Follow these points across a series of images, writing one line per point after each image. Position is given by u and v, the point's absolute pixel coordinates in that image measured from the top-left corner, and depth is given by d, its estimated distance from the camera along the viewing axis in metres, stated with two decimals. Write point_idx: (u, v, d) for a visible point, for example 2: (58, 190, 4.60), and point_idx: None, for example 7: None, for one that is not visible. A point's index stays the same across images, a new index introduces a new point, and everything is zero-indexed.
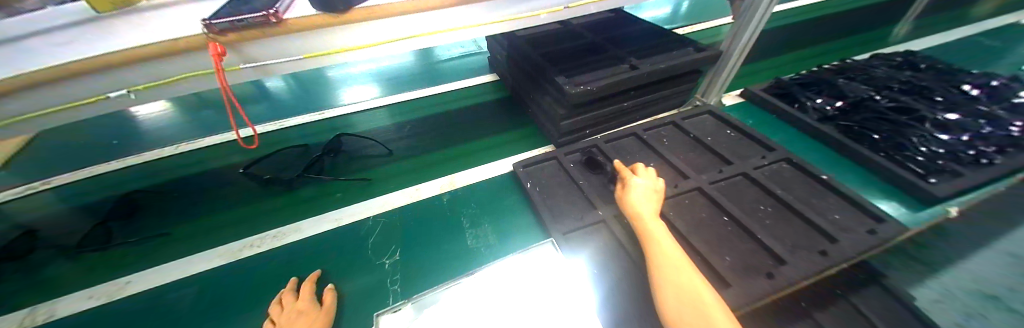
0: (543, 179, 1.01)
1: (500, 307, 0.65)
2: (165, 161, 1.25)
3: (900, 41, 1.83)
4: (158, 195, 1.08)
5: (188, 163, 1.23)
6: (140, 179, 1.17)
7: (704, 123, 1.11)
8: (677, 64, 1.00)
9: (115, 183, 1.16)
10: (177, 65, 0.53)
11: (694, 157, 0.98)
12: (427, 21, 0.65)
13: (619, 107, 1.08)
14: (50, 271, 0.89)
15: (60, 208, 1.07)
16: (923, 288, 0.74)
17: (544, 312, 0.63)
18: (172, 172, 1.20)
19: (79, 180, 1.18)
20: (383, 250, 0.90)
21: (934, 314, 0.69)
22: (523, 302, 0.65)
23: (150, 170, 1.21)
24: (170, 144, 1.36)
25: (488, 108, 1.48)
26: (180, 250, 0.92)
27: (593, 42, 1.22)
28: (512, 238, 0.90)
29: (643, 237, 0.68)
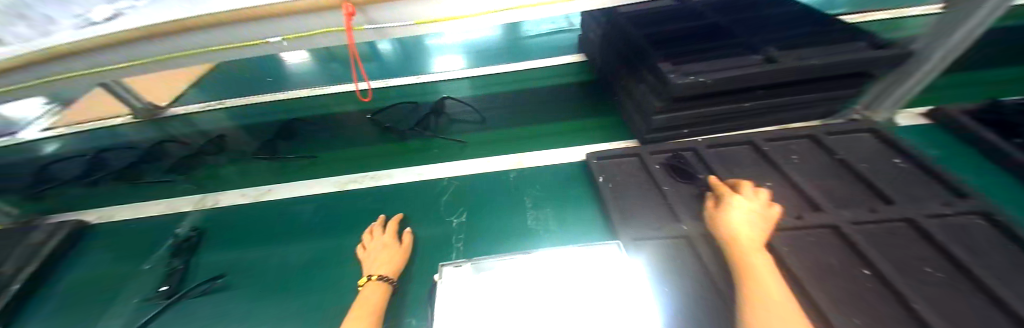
0: (619, 176, 0.92)
1: (543, 295, 0.60)
2: (299, 103, 1.55)
3: None
4: (310, 123, 1.40)
5: (314, 106, 1.50)
6: (284, 114, 1.49)
7: (855, 146, 0.87)
8: (836, 63, 0.79)
9: (268, 115, 1.49)
10: (319, 21, 0.62)
11: (833, 185, 0.78)
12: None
13: (735, 107, 0.91)
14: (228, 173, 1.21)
15: (237, 128, 1.44)
16: None
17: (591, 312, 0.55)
18: (304, 112, 1.48)
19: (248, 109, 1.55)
20: (451, 210, 0.95)
21: None
22: (568, 297, 0.59)
23: (290, 108, 1.52)
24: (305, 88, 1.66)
25: (571, 90, 1.42)
26: (301, 175, 1.14)
27: (715, 26, 1.03)
28: (571, 228, 0.85)
29: (744, 270, 0.57)
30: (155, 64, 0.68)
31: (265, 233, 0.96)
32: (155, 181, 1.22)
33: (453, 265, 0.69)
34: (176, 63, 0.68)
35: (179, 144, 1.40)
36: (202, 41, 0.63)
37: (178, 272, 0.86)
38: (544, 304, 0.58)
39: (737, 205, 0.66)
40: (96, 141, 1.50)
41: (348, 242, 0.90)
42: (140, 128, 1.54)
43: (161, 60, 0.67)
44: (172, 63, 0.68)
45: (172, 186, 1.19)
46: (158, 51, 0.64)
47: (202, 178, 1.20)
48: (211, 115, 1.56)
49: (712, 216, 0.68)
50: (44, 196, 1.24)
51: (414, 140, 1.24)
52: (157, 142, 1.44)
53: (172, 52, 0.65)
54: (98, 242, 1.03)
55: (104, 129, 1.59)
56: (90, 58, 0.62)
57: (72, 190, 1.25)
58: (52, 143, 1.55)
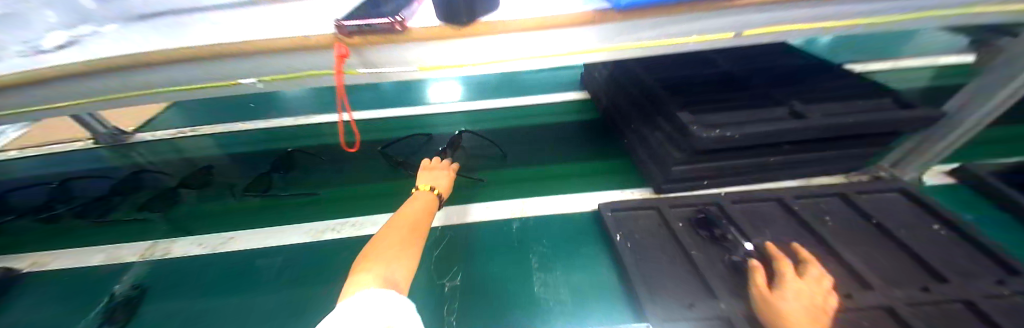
0: (637, 234, 0.83)
1: None
2: (288, 134, 1.46)
3: None
4: (311, 156, 1.28)
5: (304, 139, 1.41)
6: (267, 147, 1.37)
7: (891, 208, 0.80)
8: (871, 121, 0.74)
9: (254, 146, 1.39)
10: (306, 59, 0.52)
11: (875, 254, 0.71)
12: (554, 42, 0.53)
13: (760, 161, 0.85)
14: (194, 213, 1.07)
15: (211, 159, 1.32)
16: None
17: None
18: (291, 144, 1.38)
19: (230, 138, 1.44)
20: (444, 271, 0.83)
21: None
22: None
23: (277, 139, 1.41)
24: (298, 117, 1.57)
25: (575, 129, 1.35)
26: (275, 219, 1.00)
27: (731, 73, 1.00)
28: (586, 297, 0.74)
29: None
30: (108, 101, 0.57)
31: (219, 291, 0.80)
32: (127, 219, 1.06)
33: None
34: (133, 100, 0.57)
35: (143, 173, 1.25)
36: (161, 79, 0.52)
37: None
38: None
39: (796, 290, 0.58)
40: (48, 169, 1.34)
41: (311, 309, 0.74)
42: (101, 155, 1.39)
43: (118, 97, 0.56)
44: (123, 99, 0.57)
45: (123, 228, 1.04)
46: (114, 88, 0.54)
47: (158, 221, 1.05)
48: (187, 144, 1.44)
49: (762, 294, 0.60)
50: None
51: (406, 180, 1.13)
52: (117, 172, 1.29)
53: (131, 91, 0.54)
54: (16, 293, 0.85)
55: (58, 153, 1.43)
56: (27, 95, 0.51)
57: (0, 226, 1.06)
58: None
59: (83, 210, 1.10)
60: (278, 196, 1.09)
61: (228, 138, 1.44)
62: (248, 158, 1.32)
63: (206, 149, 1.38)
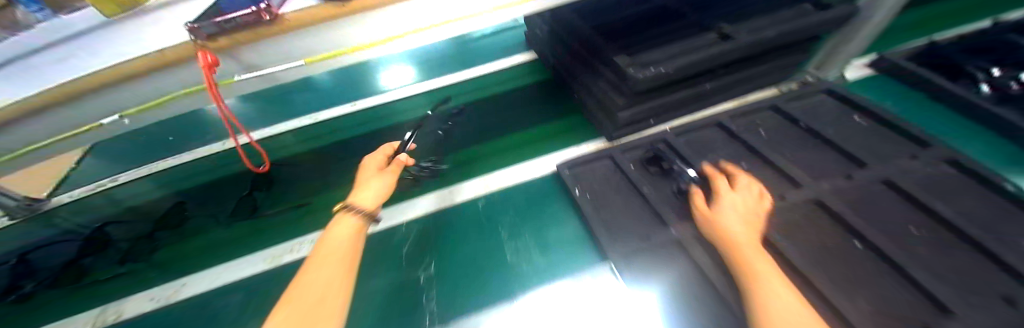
0: (595, 185, 0.85)
1: None
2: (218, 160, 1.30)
3: None
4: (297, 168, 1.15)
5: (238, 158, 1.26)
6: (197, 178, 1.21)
7: (818, 109, 0.85)
8: (791, 30, 0.76)
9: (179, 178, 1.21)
10: (164, 80, 0.47)
11: (807, 156, 0.75)
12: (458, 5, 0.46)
13: (698, 90, 0.87)
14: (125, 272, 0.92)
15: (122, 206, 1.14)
16: None
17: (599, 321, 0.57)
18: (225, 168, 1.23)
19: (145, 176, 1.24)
20: (417, 263, 0.82)
21: None
22: None
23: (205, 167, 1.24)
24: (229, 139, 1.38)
25: (527, 93, 1.31)
26: (229, 251, 0.93)
27: (665, 6, 0.98)
28: (558, 256, 0.77)
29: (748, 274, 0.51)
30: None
31: None
32: (105, 277, 0.91)
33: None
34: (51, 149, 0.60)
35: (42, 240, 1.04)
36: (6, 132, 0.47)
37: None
38: None
39: (731, 201, 0.62)
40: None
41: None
42: None
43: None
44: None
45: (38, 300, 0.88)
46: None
47: (75, 289, 0.89)
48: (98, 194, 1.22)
49: (702, 211, 0.64)
50: None
51: (359, 182, 1.07)
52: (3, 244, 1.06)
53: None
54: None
55: None
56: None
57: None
58: None
59: None
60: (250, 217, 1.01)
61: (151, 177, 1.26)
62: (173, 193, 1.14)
63: (120, 195, 1.19)
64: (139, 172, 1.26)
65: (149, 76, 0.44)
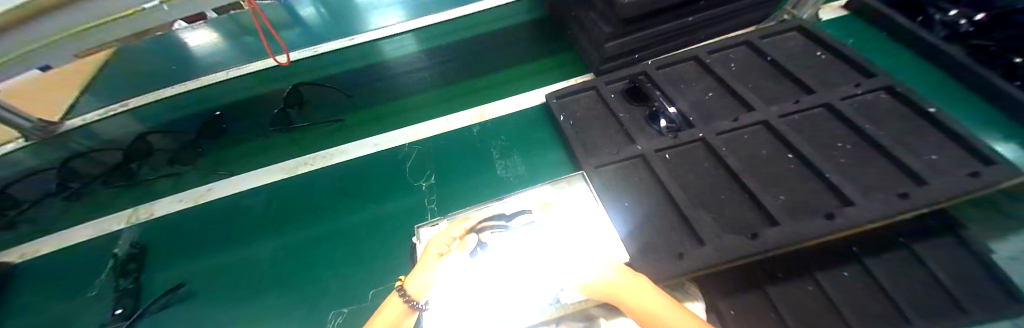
0: (579, 112, 0.94)
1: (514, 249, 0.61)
2: None
3: None
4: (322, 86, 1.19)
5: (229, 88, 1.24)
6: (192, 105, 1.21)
7: (787, 46, 0.92)
8: None
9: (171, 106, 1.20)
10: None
11: (765, 86, 0.84)
12: None
13: (680, 24, 0.92)
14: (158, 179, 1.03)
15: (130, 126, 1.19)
16: (1003, 242, 0.65)
17: (561, 254, 0.59)
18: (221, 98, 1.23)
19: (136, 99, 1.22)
20: (419, 174, 0.94)
21: (1008, 267, 0.62)
22: (541, 247, 0.60)
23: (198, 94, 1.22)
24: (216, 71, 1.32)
25: (522, 31, 1.34)
26: (244, 165, 1.03)
27: None
28: (543, 170, 0.89)
29: None
30: (28, 58, 0.54)
31: (222, 233, 0.89)
32: (151, 178, 1.03)
33: (431, 225, 0.71)
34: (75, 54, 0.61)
35: (49, 156, 1.07)
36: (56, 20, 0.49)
37: (130, 292, 0.79)
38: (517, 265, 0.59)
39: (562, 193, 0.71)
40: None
41: (313, 226, 0.87)
42: None
43: (29, 53, 0.53)
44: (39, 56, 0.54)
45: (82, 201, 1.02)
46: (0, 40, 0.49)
47: (113, 193, 1.02)
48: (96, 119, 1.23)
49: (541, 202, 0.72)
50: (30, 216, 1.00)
51: (358, 109, 1.14)
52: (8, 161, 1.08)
53: (33, 42, 0.52)
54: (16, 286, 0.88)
55: None
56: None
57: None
58: None
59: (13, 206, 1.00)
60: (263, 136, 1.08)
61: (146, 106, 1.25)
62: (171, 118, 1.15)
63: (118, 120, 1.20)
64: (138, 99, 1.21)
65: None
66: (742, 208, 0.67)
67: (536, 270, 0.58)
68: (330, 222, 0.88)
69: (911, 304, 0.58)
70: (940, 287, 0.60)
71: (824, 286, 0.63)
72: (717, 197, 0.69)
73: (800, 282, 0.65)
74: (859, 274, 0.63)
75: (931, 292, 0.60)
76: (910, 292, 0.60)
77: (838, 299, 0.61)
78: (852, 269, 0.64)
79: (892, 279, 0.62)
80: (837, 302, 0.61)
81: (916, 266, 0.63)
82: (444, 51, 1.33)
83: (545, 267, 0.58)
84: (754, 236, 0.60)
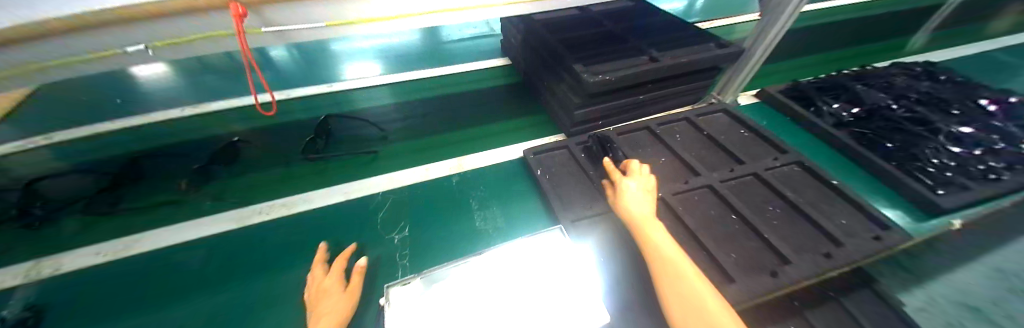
0: (554, 167, 1.01)
1: (491, 305, 0.62)
2: (165, 129, 1.20)
3: (931, 48, 1.73)
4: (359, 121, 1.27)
5: (188, 132, 1.19)
6: (139, 146, 1.13)
7: (722, 123, 1.11)
8: (697, 59, 0.99)
9: (109, 147, 1.12)
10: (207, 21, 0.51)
11: (706, 155, 0.98)
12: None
13: (633, 100, 1.07)
14: (73, 224, 0.88)
15: (58, 166, 1.06)
16: (906, 294, 0.77)
17: (545, 312, 0.61)
18: (175, 141, 1.15)
19: (83, 140, 1.15)
20: (391, 226, 0.90)
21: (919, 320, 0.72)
22: (524, 305, 0.62)
23: (154, 134, 1.18)
24: (174, 107, 1.29)
25: (497, 93, 1.47)
26: (189, 213, 0.93)
27: (611, 31, 1.19)
28: (520, 223, 0.91)
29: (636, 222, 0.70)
30: None
31: (149, 291, 0.76)
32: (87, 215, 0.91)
33: (401, 285, 0.66)
34: None
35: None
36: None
37: None
38: (493, 320, 0.60)
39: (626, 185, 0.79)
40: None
41: (270, 279, 0.78)
42: None
43: None
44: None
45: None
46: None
47: (22, 234, 0.86)
48: (14, 158, 1.09)
49: (529, 250, 0.73)
50: None
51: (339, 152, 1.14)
52: None
53: None
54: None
55: None
56: None
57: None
58: None
59: None
60: (222, 182, 1.01)
61: (76, 148, 1.12)
62: (114, 160, 1.07)
63: (41, 161, 1.08)
64: (88, 130, 1.19)
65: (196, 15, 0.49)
66: (702, 264, 0.72)
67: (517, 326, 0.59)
68: (289, 275, 0.79)
69: None
70: None
71: None
72: None
73: None
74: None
75: None
76: None
77: None
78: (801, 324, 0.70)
79: None
80: None
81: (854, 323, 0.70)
82: (422, 103, 1.40)
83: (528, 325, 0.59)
84: None
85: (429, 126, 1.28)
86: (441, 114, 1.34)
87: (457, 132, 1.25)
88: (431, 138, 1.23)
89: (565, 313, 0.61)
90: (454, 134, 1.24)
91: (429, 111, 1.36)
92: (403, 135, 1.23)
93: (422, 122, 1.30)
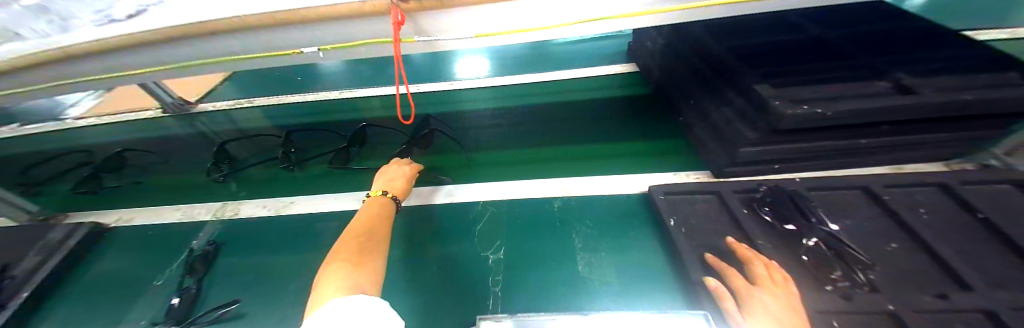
0: (692, 217, 0.78)
1: None
2: (322, 107, 1.43)
3: None
4: (510, 121, 1.27)
5: (338, 112, 1.39)
6: (304, 118, 1.37)
7: (1001, 201, 0.70)
8: (988, 96, 0.63)
9: (286, 115, 1.39)
10: (348, 31, 0.52)
11: (979, 255, 0.61)
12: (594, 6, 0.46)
13: (842, 144, 0.75)
14: (254, 178, 1.10)
15: (252, 126, 1.35)
16: None
17: None
18: (327, 118, 1.36)
19: (272, 107, 1.45)
20: (489, 243, 0.85)
21: None
22: None
23: (315, 110, 1.41)
24: (332, 90, 1.54)
25: (616, 106, 1.28)
26: (326, 186, 1.05)
27: (808, 44, 0.88)
28: (638, 279, 0.73)
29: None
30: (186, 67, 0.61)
31: (280, 252, 0.86)
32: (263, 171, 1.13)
33: (492, 319, 0.60)
34: (198, 69, 0.62)
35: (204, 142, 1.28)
36: (217, 49, 0.55)
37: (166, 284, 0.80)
38: None
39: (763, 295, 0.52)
40: (107, 135, 1.39)
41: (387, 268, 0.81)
42: (158, 121, 1.44)
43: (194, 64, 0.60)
44: (194, 69, 0.63)
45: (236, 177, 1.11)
46: (168, 59, 0.57)
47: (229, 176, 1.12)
48: (229, 115, 1.43)
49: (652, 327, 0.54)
50: (152, 187, 1.12)
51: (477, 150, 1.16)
52: (171, 140, 1.32)
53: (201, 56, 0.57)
54: (104, 248, 0.94)
55: (128, 119, 1.49)
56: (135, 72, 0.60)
57: (75, 191, 1.12)
58: (65, 132, 1.46)
59: (151, 175, 1.17)
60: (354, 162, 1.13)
61: (267, 112, 1.42)
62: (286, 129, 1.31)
63: (244, 119, 1.39)
64: (277, 100, 1.49)
65: (337, 23, 0.50)
66: None
67: None
68: (402, 269, 0.80)
69: None
70: None
71: None
72: None
73: None
74: None
75: None
76: None
77: None
78: None
79: None
80: None
81: None
82: (532, 109, 1.33)
83: None
84: None
85: (538, 136, 1.19)
86: (550, 123, 1.24)
87: (566, 146, 1.14)
88: (538, 149, 1.14)
89: None
90: (560, 149, 1.13)
91: (538, 118, 1.27)
92: (511, 142, 1.18)
93: (531, 130, 1.22)
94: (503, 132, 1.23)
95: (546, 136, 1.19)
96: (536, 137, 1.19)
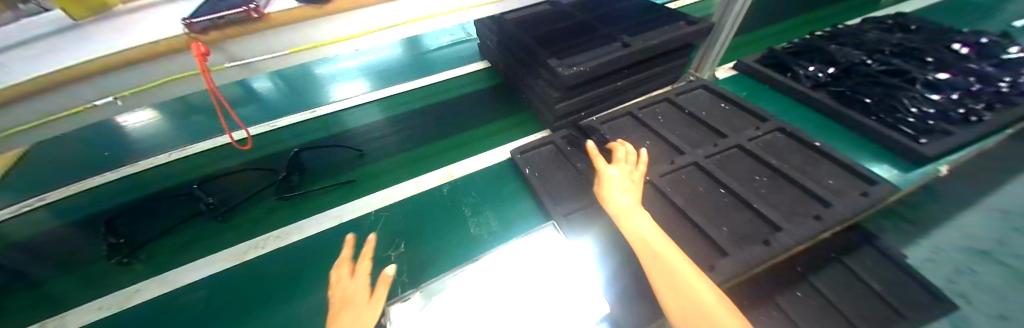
0: (542, 164, 1.01)
1: (498, 294, 0.62)
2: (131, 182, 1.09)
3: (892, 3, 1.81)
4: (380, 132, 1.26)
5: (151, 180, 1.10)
6: (115, 201, 1.03)
7: (701, 100, 1.13)
8: (667, 39, 1.04)
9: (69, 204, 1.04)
10: (124, 78, 0.45)
11: (688, 133, 1.01)
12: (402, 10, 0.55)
13: (612, 87, 1.09)
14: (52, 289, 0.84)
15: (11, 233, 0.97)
16: (914, 248, 0.79)
17: (544, 296, 0.62)
18: (139, 191, 1.06)
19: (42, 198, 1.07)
20: (387, 243, 0.89)
21: (924, 271, 0.75)
22: (520, 287, 0.63)
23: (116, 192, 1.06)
24: (140, 159, 1.17)
25: (481, 98, 1.40)
26: (170, 261, 0.88)
27: (581, 23, 1.22)
28: (515, 223, 0.92)
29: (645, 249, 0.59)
30: None
31: None
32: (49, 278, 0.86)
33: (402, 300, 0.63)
34: None
35: None
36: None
37: None
38: (498, 305, 0.61)
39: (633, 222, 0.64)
40: None
41: (288, 305, 0.78)
42: None
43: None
44: None
45: (78, 273, 0.86)
46: None
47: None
48: None
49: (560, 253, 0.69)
50: None
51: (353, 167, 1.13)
52: None
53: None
54: None
55: None
56: None
57: None
58: None
59: None
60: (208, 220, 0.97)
61: (48, 206, 1.04)
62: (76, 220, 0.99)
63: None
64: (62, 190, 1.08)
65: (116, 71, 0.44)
66: (693, 239, 0.75)
67: (518, 310, 0.60)
68: (309, 300, 0.79)
69: (896, 300, 0.68)
70: (911, 277, 0.71)
71: (823, 291, 0.72)
72: (674, 234, 0.76)
73: (796, 289, 0.73)
74: (843, 273, 0.74)
75: (907, 281, 0.71)
76: (889, 283, 0.71)
77: (840, 304, 0.69)
78: (836, 268, 0.75)
79: (872, 273, 0.73)
80: (838, 305, 0.69)
81: (884, 259, 0.75)
82: (410, 117, 1.32)
83: (531, 304, 0.61)
84: (710, 268, 0.67)
85: (413, 139, 1.23)
86: (425, 126, 1.28)
87: (440, 141, 1.21)
88: (417, 151, 1.18)
89: (566, 297, 0.62)
90: (437, 145, 1.19)
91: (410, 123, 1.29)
92: (386, 152, 1.18)
93: (406, 135, 1.25)
94: (376, 146, 1.21)
95: (422, 137, 1.23)
96: (412, 140, 1.22)
